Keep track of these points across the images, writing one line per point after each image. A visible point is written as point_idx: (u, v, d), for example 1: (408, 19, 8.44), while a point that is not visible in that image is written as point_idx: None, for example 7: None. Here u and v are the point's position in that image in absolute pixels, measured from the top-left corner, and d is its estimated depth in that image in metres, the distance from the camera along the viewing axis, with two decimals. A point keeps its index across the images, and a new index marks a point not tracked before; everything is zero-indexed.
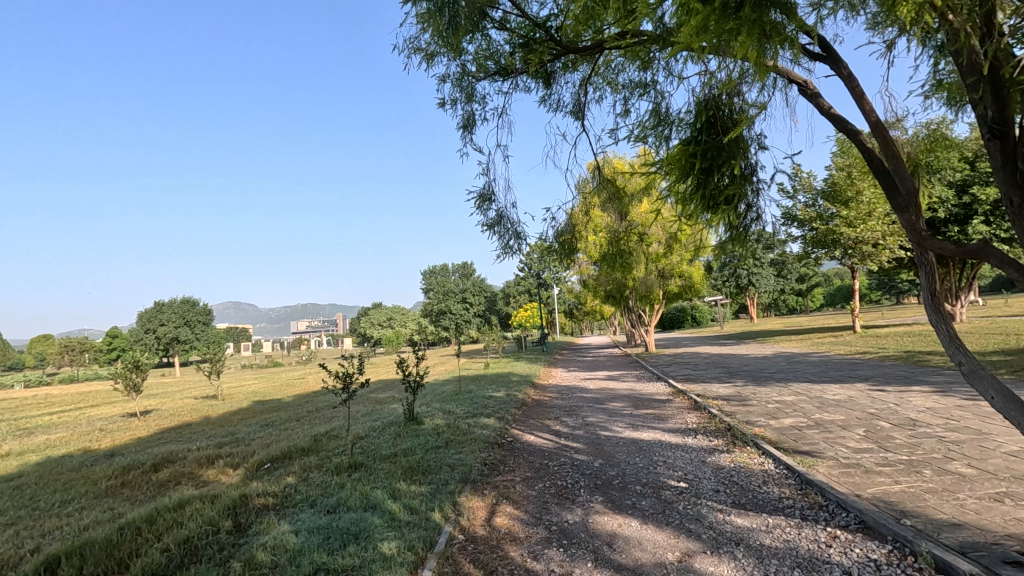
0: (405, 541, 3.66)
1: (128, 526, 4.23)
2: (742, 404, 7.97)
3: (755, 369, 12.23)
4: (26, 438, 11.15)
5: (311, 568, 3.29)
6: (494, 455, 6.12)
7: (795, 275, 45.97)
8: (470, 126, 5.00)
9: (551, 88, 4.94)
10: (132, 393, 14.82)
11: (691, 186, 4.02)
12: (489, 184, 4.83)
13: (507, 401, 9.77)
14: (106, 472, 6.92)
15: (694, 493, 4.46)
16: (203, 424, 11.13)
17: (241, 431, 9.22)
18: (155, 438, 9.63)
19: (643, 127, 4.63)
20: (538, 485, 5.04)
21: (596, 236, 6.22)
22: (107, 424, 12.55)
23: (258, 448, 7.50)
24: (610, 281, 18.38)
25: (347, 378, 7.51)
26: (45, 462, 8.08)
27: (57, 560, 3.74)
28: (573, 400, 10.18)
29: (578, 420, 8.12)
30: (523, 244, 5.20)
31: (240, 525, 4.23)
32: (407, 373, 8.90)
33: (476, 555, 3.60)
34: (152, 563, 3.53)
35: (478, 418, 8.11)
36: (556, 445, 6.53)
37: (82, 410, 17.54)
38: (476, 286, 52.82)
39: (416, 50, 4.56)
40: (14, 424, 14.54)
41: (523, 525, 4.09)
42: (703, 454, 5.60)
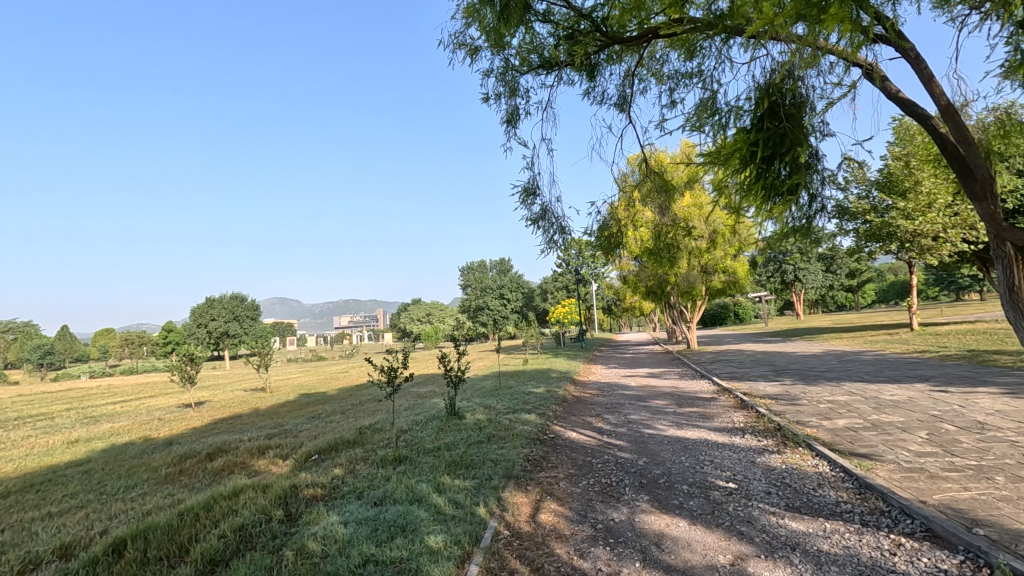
0: (451, 535, 3.68)
1: (187, 513, 4.42)
2: (792, 404, 7.69)
3: (804, 368, 11.82)
4: (93, 425, 11.83)
5: (360, 560, 3.34)
6: (537, 451, 6.10)
7: (845, 269, 44.23)
8: (514, 120, 4.99)
9: (595, 81, 4.86)
10: (188, 384, 15.49)
11: (748, 173, 3.89)
12: (534, 178, 4.83)
13: (547, 397, 9.74)
14: (166, 459, 7.27)
15: (745, 494, 4.33)
16: (253, 416, 11.53)
17: (289, 423, 9.50)
18: (210, 429, 10.06)
19: (695, 117, 4.51)
20: (583, 482, 4.99)
21: (638, 232, 6.13)
22: (165, 414, 13.17)
23: (306, 440, 7.70)
24: (651, 276, 18.07)
25: (391, 372, 7.63)
26: (110, 448, 8.57)
27: (123, 543, 3.93)
28: (615, 397, 10.08)
29: (621, 418, 8.01)
30: (566, 239, 5.18)
31: (291, 514, 4.35)
32: (449, 368, 8.98)
33: (522, 551, 3.59)
34: (210, 548, 3.67)
35: (519, 414, 8.10)
36: (599, 443, 6.46)
37: (142, 400, 18.47)
38: (514, 283, 52.98)
39: (460, 46, 4.59)
40: (81, 412, 15.45)
41: (568, 522, 4.06)
42: (752, 455, 5.43)
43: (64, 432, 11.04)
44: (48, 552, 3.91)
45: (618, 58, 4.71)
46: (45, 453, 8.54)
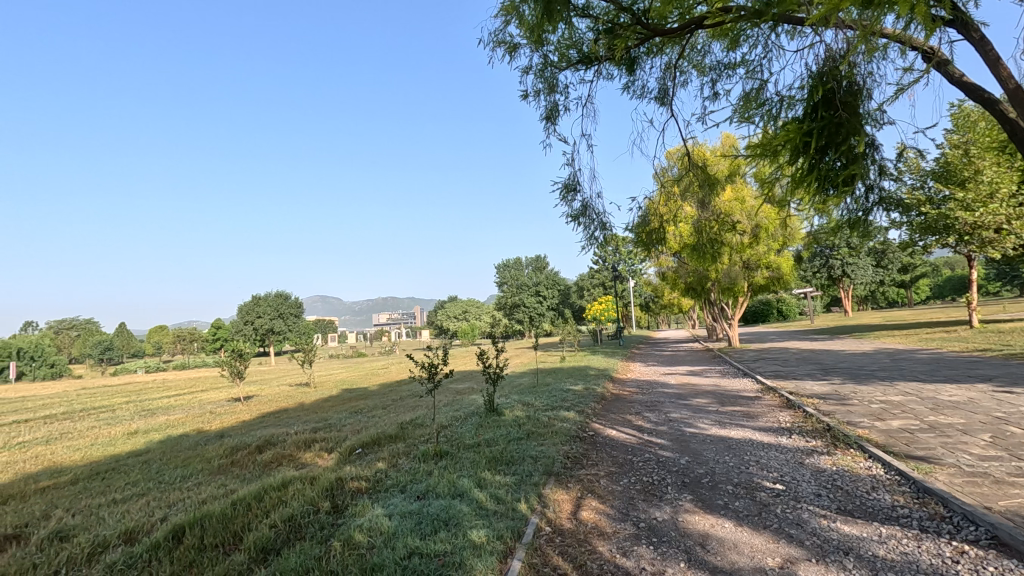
0: (494, 530, 3.71)
1: (240, 502, 4.60)
2: (841, 404, 7.40)
3: (854, 366, 11.37)
4: (149, 418, 12.42)
5: (405, 552, 3.42)
6: (576, 449, 6.08)
7: (898, 264, 42.27)
8: (553, 117, 4.98)
9: (635, 74, 4.81)
10: (237, 378, 16.07)
11: (800, 165, 3.76)
12: (574, 175, 4.82)
13: (586, 395, 9.69)
14: (218, 451, 7.57)
15: (793, 496, 4.21)
16: (298, 410, 11.89)
17: (333, 418, 9.74)
18: (258, 422, 10.43)
19: (742, 108, 4.40)
20: (623, 480, 4.95)
21: (679, 227, 6.05)
22: (217, 407, 13.72)
23: (350, 434, 7.90)
24: (691, 271, 17.74)
25: (431, 369, 7.71)
26: (167, 440, 8.99)
27: (182, 530, 4.13)
28: (655, 395, 9.93)
29: (661, 416, 7.88)
30: (606, 235, 5.15)
31: (337, 506, 4.47)
32: (487, 365, 9.02)
33: (565, 548, 3.59)
34: (262, 537, 3.81)
35: (557, 411, 8.09)
36: (640, 441, 6.39)
37: (195, 393, 19.33)
38: (550, 279, 52.79)
39: (499, 44, 4.62)
40: (140, 405, 16.28)
41: (610, 520, 4.03)
42: (800, 455, 5.27)
43: (125, 424, 11.64)
44: (114, 537, 4.14)
45: (659, 50, 4.65)
46: (108, 444, 9.02)
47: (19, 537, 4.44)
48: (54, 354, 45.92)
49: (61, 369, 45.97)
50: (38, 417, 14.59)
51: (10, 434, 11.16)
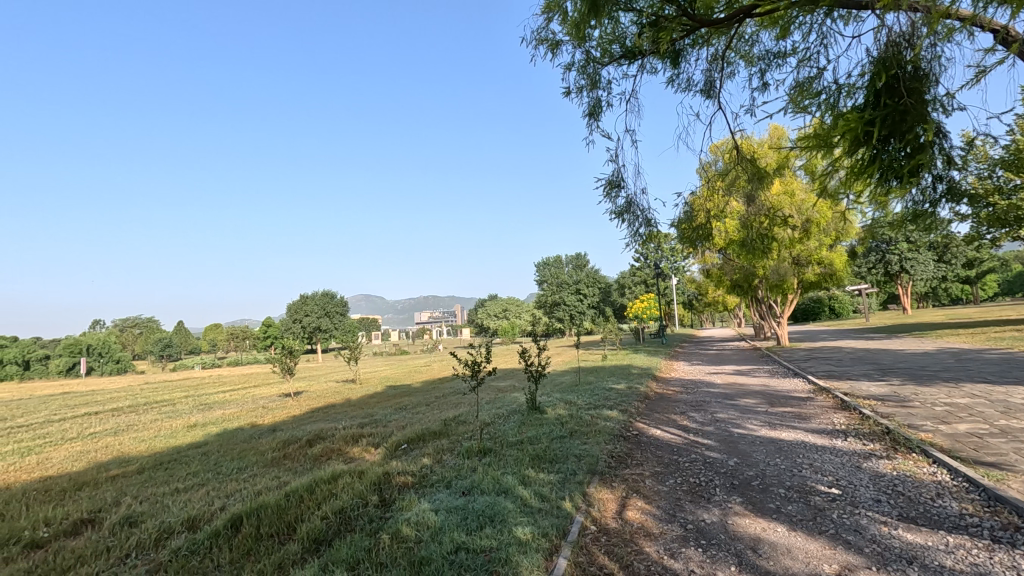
0: (539, 527, 3.72)
1: (293, 494, 4.77)
2: (902, 406, 7.06)
3: (915, 367, 10.81)
4: (207, 411, 13.01)
5: (453, 546, 3.47)
6: (620, 449, 6.01)
7: (962, 259, 39.87)
8: (596, 113, 4.96)
9: (680, 68, 4.72)
10: (287, 375, 16.65)
11: (857, 156, 3.61)
12: (618, 171, 4.80)
13: (629, 394, 9.56)
14: (272, 444, 7.87)
15: (850, 501, 4.04)
16: (345, 406, 12.22)
17: (378, 414, 9.98)
18: (308, 417, 10.77)
19: (796, 99, 4.25)
20: (669, 481, 4.86)
21: (726, 223, 5.91)
22: (269, 403, 14.26)
23: (395, 429, 8.08)
24: (737, 268, 17.27)
25: (474, 366, 7.78)
26: (224, 433, 9.42)
27: (239, 519, 4.31)
28: (700, 395, 9.73)
29: (707, 416, 7.72)
30: (651, 232, 5.10)
31: (385, 500, 4.58)
32: (529, 363, 9.02)
33: (611, 547, 3.57)
34: (314, 528, 3.94)
35: (601, 410, 8.02)
36: (686, 441, 6.27)
37: (249, 389, 20.16)
38: (591, 277, 52.32)
39: (540, 42, 4.63)
40: (198, 399, 17.09)
41: (656, 520, 3.98)
42: (857, 459, 5.05)
43: (185, 417, 12.25)
44: (178, 523, 4.37)
45: (704, 41, 4.54)
46: (170, 436, 9.52)
47: (93, 522, 4.74)
48: (120, 350, 48.70)
49: (126, 365, 48.71)
50: (107, 410, 15.52)
51: (82, 425, 11.93)
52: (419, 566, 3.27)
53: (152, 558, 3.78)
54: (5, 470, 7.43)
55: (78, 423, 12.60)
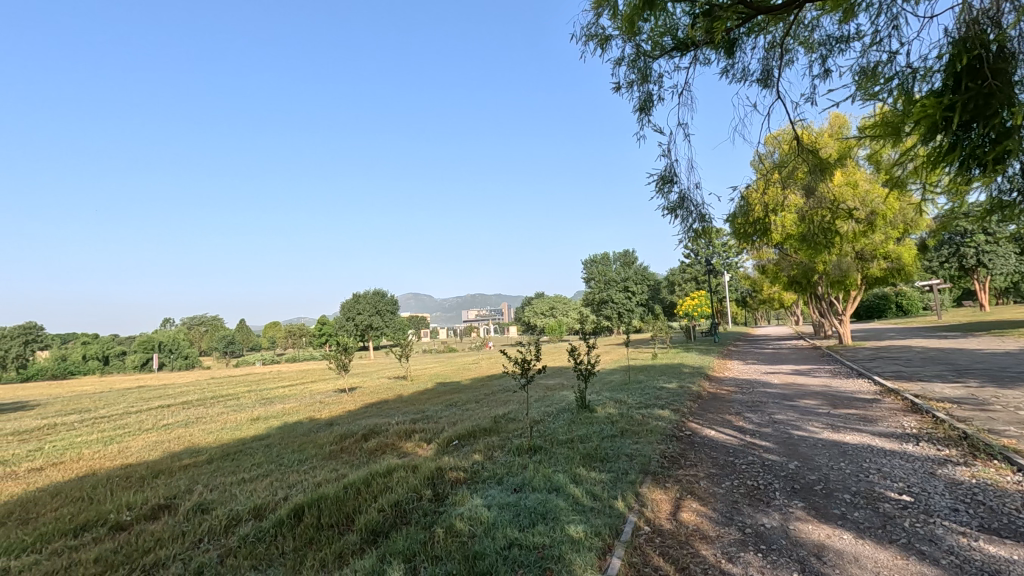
0: (591, 526, 3.70)
1: (351, 486, 4.93)
2: (980, 409, 6.59)
3: (996, 368, 10.07)
4: (268, 406, 13.61)
5: (506, 542, 3.50)
6: (673, 449, 5.89)
7: None
8: (647, 107, 4.89)
9: (735, 57, 4.59)
10: (342, 371, 17.18)
11: (932, 143, 3.41)
12: (670, 166, 4.73)
13: (681, 393, 9.36)
14: (329, 438, 8.16)
15: (923, 509, 3.82)
16: (397, 402, 12.51)
17: (430, 410, 10.18)
18: (362, 412, 11.10)
19: (864, 85, 4.04)
20: (725, 483, 4.73)
21: (786, 217, 5.68)
22: (325, 398, 14.76)
23: (446, 426, 8.23)
24: (795, 263, 16.58)
25: (524, 364, 7.80)
26: (285, 426, 9.84)
27: (302, 509, 4.50)
28: (756, 395, 9.43)
29: (764, 417, 7.46)
30: (705, 228, 5.00)
31: (438, 494, 4.67)
32: (578, 361, 8.98)
33: (665, 549, 3.51)
34: (372, 520, 4.07)
35: (652, 409, 7.90)
36: (742, 443, 6.09)
37: (306, 384, 20.96)
38: (640, 274, 51.34)
39: (590, 38, 4.61)
40: (260, 394, 17.91)
41: (713, 523, 3.88)
42: (930, 465, 4.76)
43: (248, 411, 12.87)
44: (245, 512, 4.61)
45: (761, 29, 4.39)
46: (235, 428, 10.03)
47: (170, 507, 5.06)
48: (188, 347, 51.52)
49: (194, 360, 51.49)
50: (178, 403, 16.50)
51: (156, 417, 12.72)
52: (473, 560, 3.32)
53: (223, 544, 4.00)
54: (92, 457, 8.02)
55: (153, 415, 13.44)
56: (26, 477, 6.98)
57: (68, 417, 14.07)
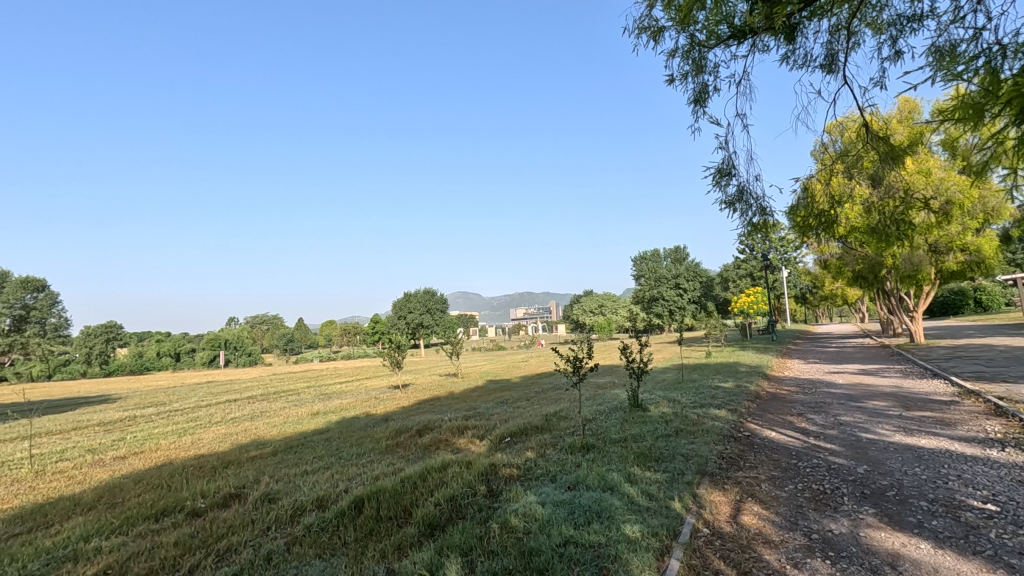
0: (648, 526, 3.65)
1: (407, 480, 5.06)
2: None
3: None
4: (327, 401, 14.14)
5: (561, 540, 3.50)
6: (731, 449, 5.74)
7: None
8: (702, 99, 4.77)
9: (796, 43, 4.40)
10: (395, 369, 17.60)
11: (1021, 127, 3.19)
12: (728, 159, 4.61)
13: (738, 393, 9.06)
14: (385, 433, 8.38)
15: (1011, 520, 3.55)
16: (449, 399, 12.70)
17: (482, 407, 10.31)
18: (415, 408, 11.35)
19: (944, 66, 3.78)
20: (788, 486, 4.56)
21: (852, 208, 5.41)
22: (380, 394, 15.19)
23: (498, 423, 8.29)
24: (861, 257, 15.74)
25: (576, 362, 7.73)
26: (343, 421, 10.18)
27: (362, 500, 4.65)
28: (819, 395, 9.02)
29: (829, 418, 7.13)
30: (766, 222, 4.84)
31: (492, 490, 4.72)
32: (630, 360, 8.83)
33: (726, 552, 3.41)
34: (429, 513, 4.17)
35: (707, 409, 7.71)
36: (805, 445, 5.84)
37: (361, 381, 21.63)
38: (692, 271, 49.95)
39: (643, 30, 4.53)
40: (319, 390, 18.61)
41: (776, 527, 3.75)
42: (1017, 473, 4.42)
43: (308, 406, 13.41)
44: (309, 502, 4.80)
45: (824, 12, 4.19)
46: (297, 422, 10.46)
47: (240, 496, 5.35)
48: (252, 344, 54.07)
49: (257, 357, 54.07)
50: (244, 397, 17.39)
51: (225, 411, 13.44)
52: (528, 556, 3.34)
53: (289, 532, 4.18)
54: (168, 448, 8.57)
55: (222, 409, 14.21)
56: (112, 464, 7.55)
57: (147, 409, 15.09)
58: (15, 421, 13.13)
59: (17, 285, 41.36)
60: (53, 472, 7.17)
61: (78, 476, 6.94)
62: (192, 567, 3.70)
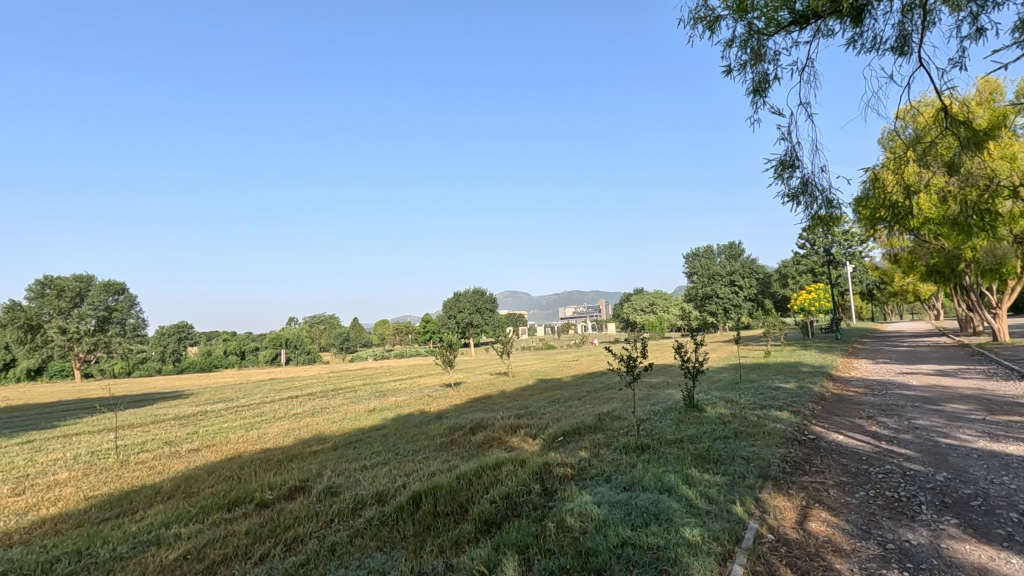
0: (709, 530, 3.56)
1: (463, 477, 5.13)
2: None
3: None
4: (382, 399, 14.53)
5: (619, 540, 3.47)
6: (796, 453, 5.51)
7: None
8: (762, 89, 4.60)
9: (864, 25, 4.16)
10: (447, 368, 17.88)
11: None
12: (790, 149, 4.43)
13: (800, 394, 8.68)
14: (439, 430, 8.55)
15: None
16: (500, 397, 12.86)
17: (534, 406, 10.31)
18: (468, 406, 11.47)
19: None
20: (860, 493, 4.33)
21: (928, 198, 5.07)
22: (433, 392, 15.46)
23: (550, 422, 8.28)
24: (937, 250, 14.72)
25: (629, 361, 7.62)
26: (398, 418, 10.42)
27: (419, 496, 4.75)
28: (891, 397, 8.51)
29: (903, 422, 6.71)
30: (833, 216, 4.62)
31: (547, 489, 4.73)
32: (685, 359, 8.62)
33: (793, 559, 3.28)
34: (485, 510, 4.21)
35: (768, 410, 7.43)
36: (877, 450, 5.53)
37: (414, 379, 22.07)
38: (747, 268, 48.04)
39: (698, 21, 4.41)
40: (374, 388, 19.11)
41: (847, 535, 3.57)
42: None
43: (364, 403, 13.80)
44: (369, 497, 4.95)
45: None
46: (355, 419, 10.78)
47: (304, 489, 5.58)
48: (310, 343, 56.41)
49: (315, 356, 56.27)
50: (304, 394, 18.10)
51: (287, 407, 14.05)
52: (586, 556, 3.31)
53: (351, 525, 4.33)
54: (237, 442, 9.03)
55: (284, 405, 14.84)
56: (188, 457, 8.03)
57: (216, 405, 15.95)
58: (102, 415, 14.20)
59: (101, 288, 44.87)
60: (136, 462, 7.71)
61: (158, 466, 7.43)
62: (263, 555, 3.89)
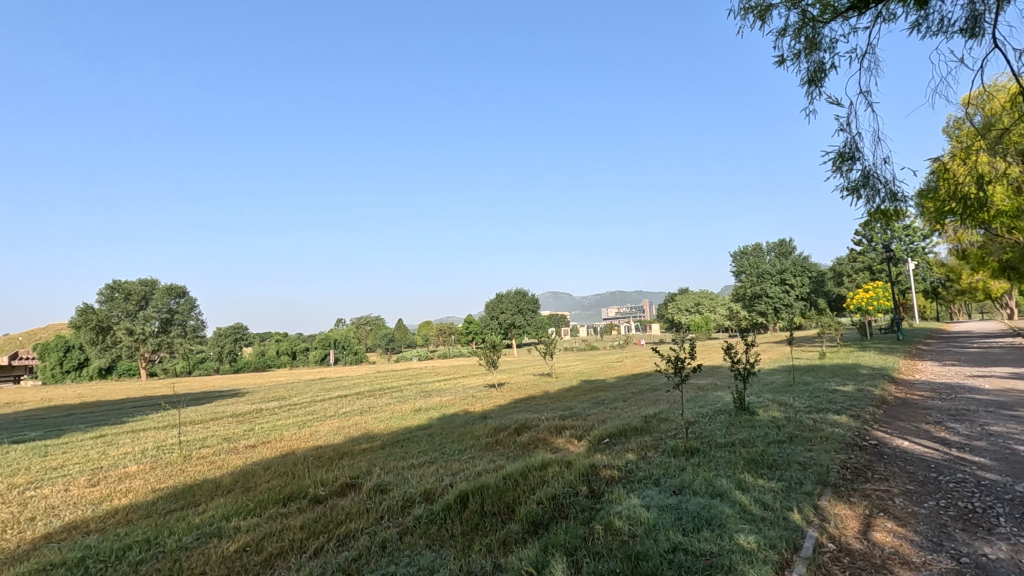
0: (765, 538, 3.43)
1: (509, 477, 5.14)
2: None
3: None
4: (428, 399, 14.74)
5: (669, 545, 3.40)
6: (856, 459, 5.25)
7: None
8: (818, 79, 4.41)
9: (931, 7, 3.93)
10: (490, 368, 17.94)
11: None
12: (849, 140, 4.24)
13: (860, 398, 8.27)
14: (484, 430, 8.60)
15: None
16: (544, 398, 12.80)
17: (579, 407, 10.22)
18: (512, 407, 11.49)
19: None
20: (929, 503, 4.09)
21: (1003, 188, 4.74)
22: (477, 393, 15.55)
23: (596, 424, 8.18)
24: (1010, 244, 13.74)
25: (676, 362, 7.44)
26: (443, 417, 10.55)
27: (466, 495, 4.78)
28: (961, 401, 8.01)
29: (975, 428, 6.30)
30: (897, 208, 4.37)
31: (594, 491, 4.67)
32: (735, 360, 8.35)
33: (857, 571, 3.12)
34: (532, 511, 4.21)
35: (826, 414, 7.11)
36: (947, 457, 5.21)
37: (458, 380, 22.28)
38: (800, 266, 46.18)
39: (750, 10, 4.27)
40: (419, 388, 19.39)
41: (916, 547, 3.37)
42: None
43: (410, 402, 14.01)
44: (418, 495, 5.03)
45: None
46: (402, 418, 10.96)
47: (354, 486, 5.72)
48: (358, 344, 57.81)
49: (362, 356, 57.64)
50: (353, 394, 18.55)
51: (337, 406, 14.44)
52: (636, 560, 3.26)
53: (400, 522, 4.41)
54: (290, 439, 9.35)
55: (333, 404, 15.24)
56: (245, 453, 8.37)
57: (269, 404, 16.56)
58: (166, 411, 14.96)
59: (164, 292, 46.69)
60: (198, 457, 8.09)
61: (217, 461, 7.78)
62: (317, 549, 4.01)
